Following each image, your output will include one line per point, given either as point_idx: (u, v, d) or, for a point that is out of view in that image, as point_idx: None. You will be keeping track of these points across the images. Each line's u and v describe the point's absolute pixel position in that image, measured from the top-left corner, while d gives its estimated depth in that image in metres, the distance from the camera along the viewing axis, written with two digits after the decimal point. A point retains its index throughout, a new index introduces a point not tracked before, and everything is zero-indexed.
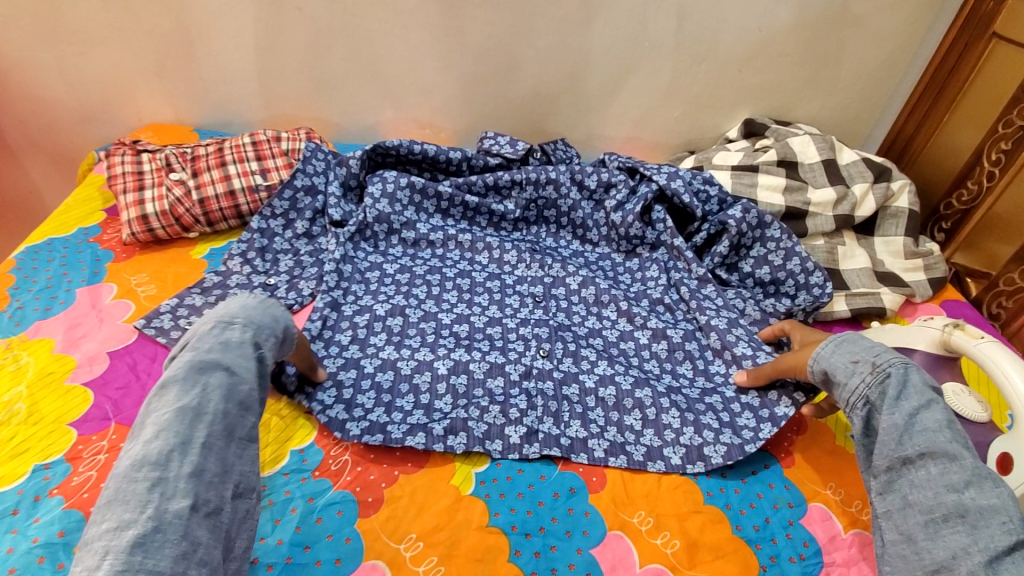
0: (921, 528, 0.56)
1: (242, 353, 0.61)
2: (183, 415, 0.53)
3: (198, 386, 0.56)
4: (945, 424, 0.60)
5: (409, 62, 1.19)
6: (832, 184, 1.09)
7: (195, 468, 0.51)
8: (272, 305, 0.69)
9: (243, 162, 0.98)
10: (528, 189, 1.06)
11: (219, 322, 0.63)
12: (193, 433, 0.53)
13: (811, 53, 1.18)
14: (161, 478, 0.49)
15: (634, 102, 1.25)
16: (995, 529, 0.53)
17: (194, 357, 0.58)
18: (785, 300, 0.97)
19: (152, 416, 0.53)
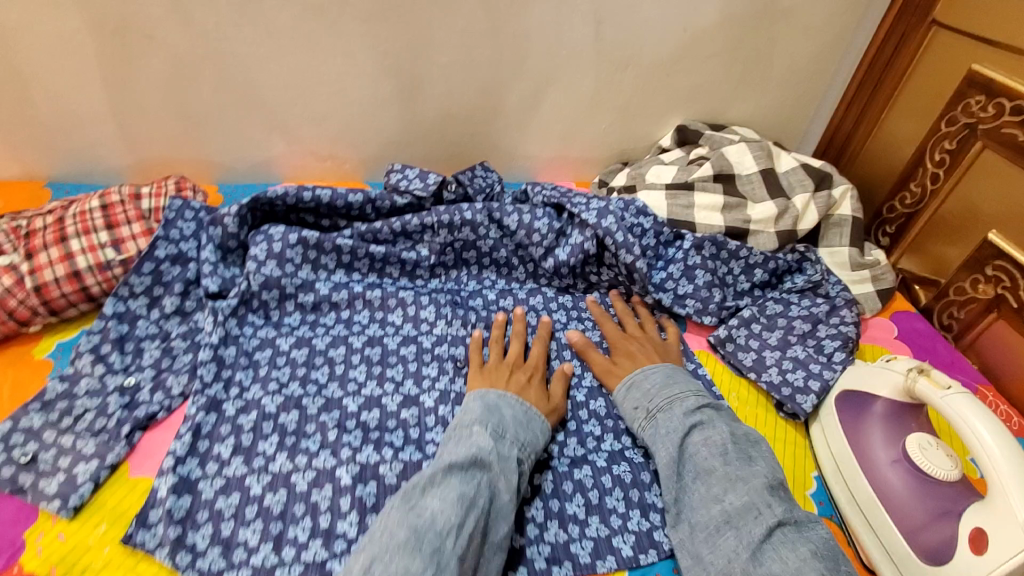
0: None
1: (512, 454, 0.66)
2: (461, 501, 0.58)
3: (473, 481, 0.61)
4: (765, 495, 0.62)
5: (295, 89, 1.03)
6: (772, 197, 1.01)
7: (463, 551, 0.55)
8: (534, 418, 0.72)
9: (90, 233, 0.82)
10: (442, 233, 0.94)
11: (493, 429, 0.67)
12: (466, 518, 0.57)
13: (741, 51, 1.09)
14: (438, 558, 0.54)
15: (557, 116, 1.14)
16: None
17: (479, 452, 0.63)
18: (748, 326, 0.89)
19: (445, 501, 0.58)
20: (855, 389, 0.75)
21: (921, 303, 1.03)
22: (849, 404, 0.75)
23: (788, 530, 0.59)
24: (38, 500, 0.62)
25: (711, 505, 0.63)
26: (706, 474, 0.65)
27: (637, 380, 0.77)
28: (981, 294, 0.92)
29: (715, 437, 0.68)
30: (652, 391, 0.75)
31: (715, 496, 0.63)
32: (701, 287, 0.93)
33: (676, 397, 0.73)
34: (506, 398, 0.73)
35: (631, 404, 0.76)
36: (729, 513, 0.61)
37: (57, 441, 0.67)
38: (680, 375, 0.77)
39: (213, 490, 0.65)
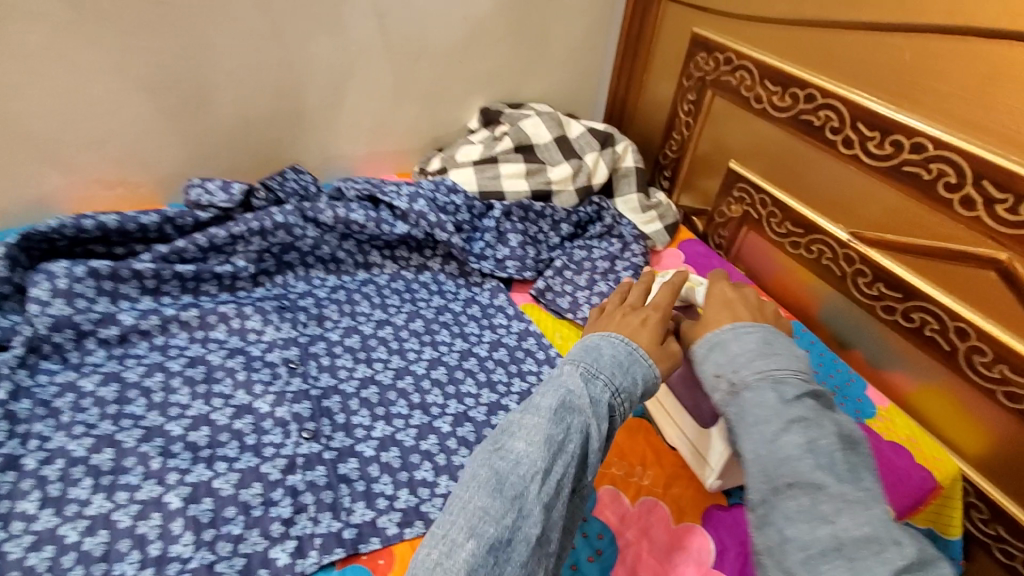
0: (802, 567, 0.47)
1: (607, 396, 0.58)
2: (549, 444, 0.53)
3: (562, 420, 0.55)
4: (808, 447, 0.51)
5: (56, 111, 0.93)
6: (566, 159, 1.13)
7: (548, 499, 0.52)
8: (639, 359, 0.62)
9: None
10: (255, 240, 0.92)
11: (587, 366, 0.60)
12: (553, 464, 0.53)
13: (518, 35, 1.21)
14: (518, 500, 0.51)
15: (362, 111, 1.16)
16: (875, 564, 0.45)
17: (568, 395, 0.57)
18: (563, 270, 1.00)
19: (539, 438, 0.54)
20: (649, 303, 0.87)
21: (699, 231, 1.22)
22: None
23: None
24: None
25: (816, 526, 0.47)
26: (811, 489, 0.49)
27: (728, 341, 0.61)
28: (734, 213, 1.12)
29: (822, 441, 0.51)
30: (742, 360, 0.59)
31: (823, 515, 0.48)
32: (516, 249, 1.02)
33: (776, 374, 0.56)
34: (610, 338, 0.64)
35: (712, 368, 0.61)
36: (842, 539, 0.46)
37: None
38: (780, 341, 0.60)
39: (18, 551, 0.59)
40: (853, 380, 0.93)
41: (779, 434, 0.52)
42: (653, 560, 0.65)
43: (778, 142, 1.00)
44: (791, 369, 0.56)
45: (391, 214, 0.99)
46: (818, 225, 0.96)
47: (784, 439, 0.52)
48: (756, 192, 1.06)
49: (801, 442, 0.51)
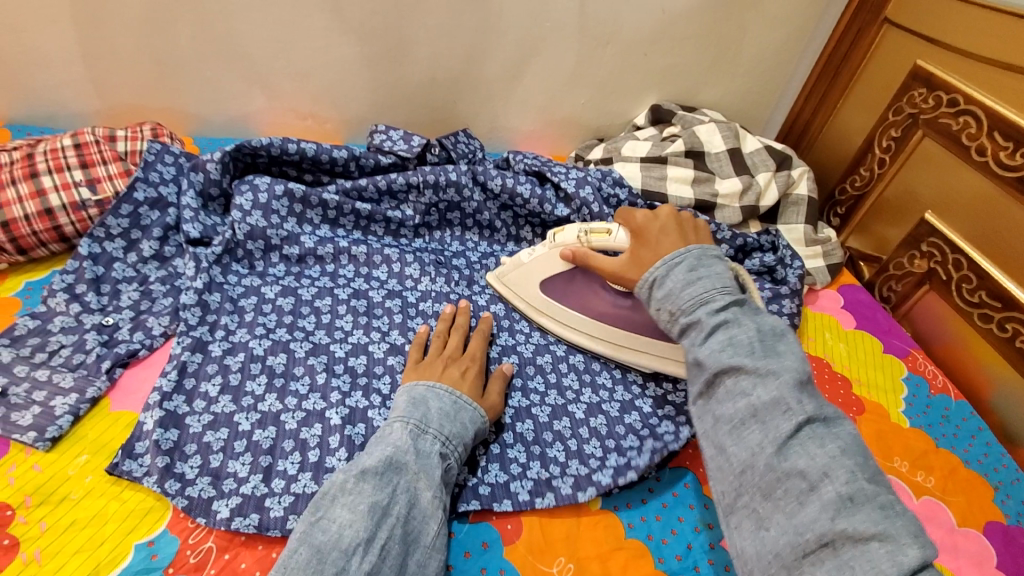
0: (728, 437, 0.52)
1: (433, 453, 0.60)
2: (372, 512, 0.53)
3: (387, 485, 0.56)
4: (728, 341, 0.55)
5: (277, 42, 1.01)
6: (737, 174, 1.08)
7: (374, 567, 0.51)
8: (465, 407, 0.67)
9: (63, 171, 0.79)
10: (427, 193, 0.95)
11: (415, 424, 0.62)
12: (377, 532, 0.53)
13: (712, 38, 1.16)
14: (343, 571, 0.49)
15: (538, 87, 1.16)
16: (781, 419, 0.49)
17: (395, 452, 0.58)
18: None
19: (358, 510, 0.53)
20: (548, 277, 0.84)
21: (864, 278, 1.12)
22: (554, 288, 0.85)
23: (819, 426, 0.49)
24: (10, 432, 0.60)
25: (737, 400, 0.52)
26: (733, 372, 0.53)
27: (660, 278, 0.64)
28: (916, 268, 1.02)
29: (740, 335, 0.55)
30: (676, 290, 0.61)
31: (741, 390, 0.52)
32: None
33: (704, 297, 0.59)
34: (436, 389, 0.67)
35: (654, 305, 0.64)
36: (756, 407, 0.51)
37: (31, 375, 0.66)
38: (708, 264, 0.63)
39: (200, 425, 0.66)
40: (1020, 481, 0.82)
41: (705, 342, 0.57)
42: None
43: (992, 200, 0.89)
44: (715, 289, 0.60)
45: (554, 194, 0.99)
46: (1020, 301, 0.84)
47: (709, 343, 0.56)
48: (950, 251, 0.95)
49: (724, 342, 0.55)
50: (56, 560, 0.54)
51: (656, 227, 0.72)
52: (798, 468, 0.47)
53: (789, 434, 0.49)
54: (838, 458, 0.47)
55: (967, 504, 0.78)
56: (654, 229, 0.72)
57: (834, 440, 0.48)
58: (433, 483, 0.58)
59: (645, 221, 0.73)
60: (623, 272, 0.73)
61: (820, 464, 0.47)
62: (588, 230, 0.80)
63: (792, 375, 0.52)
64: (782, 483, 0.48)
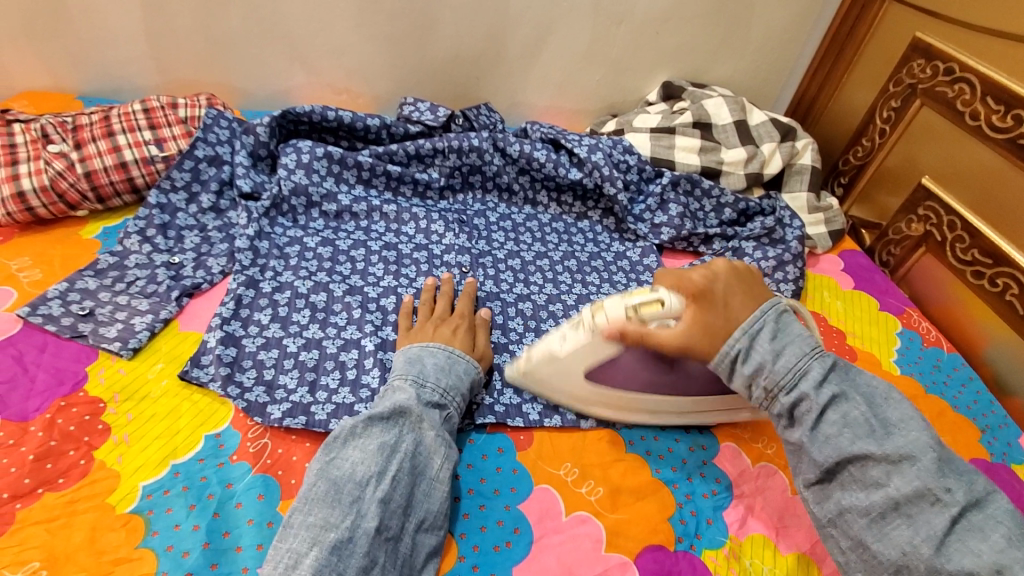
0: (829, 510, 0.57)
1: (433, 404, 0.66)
2: (381, 449, 0.60)
3: (393, 429, 0.62)
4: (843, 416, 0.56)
5: (317, 21, 1.11)
6: (743, 144, 1.14)
7: (386, 495, 0.57)
8: (460, 362, 0.72)
9: (135, 131, 0.90)
10: (451, 157, 1.04)
11: (413, 379, 0.68)
12: (387, 465, 0.59)
13: (721, 16, 1.22)
14: (359, 498, 0.56)
15: (556, 65, 1.24)
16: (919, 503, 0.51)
17: (398, 400, 0.64)
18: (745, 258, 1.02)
19: (368, 450, 0.60)
20: (589, 364, 0.69)
21: (866, 244, 1.18)
22: (599, 374, 0.70)
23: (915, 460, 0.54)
24: (99, 342, 0.71)
25: (871, 492, 0.53)
26: (860, 459, 0.54)
27: (745, 350, 0.60)
28: (913, 232, 1.07)
29: (855, 412, 0.56)
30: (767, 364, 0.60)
31: (875, 481, 0.53)
32: (674, 217, 1.05)
33: (800, 369, 0.58)
34: (430, 347, 0.73)
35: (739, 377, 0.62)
36: (891, 494, 0.52)
37: (113, 300, 0.76)
38: (789, 325, 0.61)
39: (255, 345, 0.76)
40: (1007, 424, 0.87)
41: (818, 422, 0.56)
42: (766, 517, 0.68)
43: (986, 164, 0.94)
44: (810, 356, 0.58)
45: (568, 159, 1.08)
46: (1011, 258, 0.90)
47: (821, 424, 0.56)
48: (945, 213, 1.00)
49: (838, 419, 0.56)
50: (142, 442, 0.64)
51: (720, 286, 0.64)
52: (967, 571, 0.48)
53: (944, 530, 0.50)
54: (1005, 551, 0.48)
55: (952, 441, 0.84)
56: (716, 292, 0.64)
57: (994, 529, 0.49)
58: (436, 425, 0.64)
59: (707, 283, 0.64)
60: (691, 344, 0.63)
61: (988, 561, 0.48)
62: (637, 303, 0.65)
63: (930, 459, 0.52)
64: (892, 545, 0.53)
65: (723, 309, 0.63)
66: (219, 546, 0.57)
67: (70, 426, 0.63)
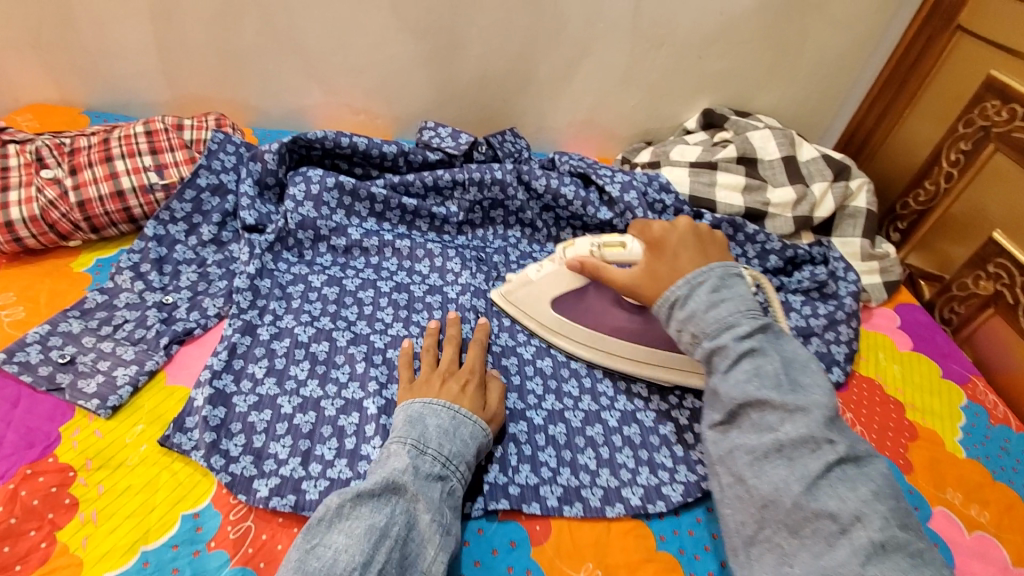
0: (748, 469, 0.56)
1: (432, 477, 0.58)
2: (369, 534, 0.52)
3: (384, 509, 0.54)
4: (754, 370, 0.59)
5: (335, 38, 1.04)
6: (791, 183, 1.04)
7: None
8: (465, 424, 0.64)
9: (135, 156, 0.84)
10: (472, 190, 0.96)
11: (413, 444, 0.60)
12: (375, 555, 0.51)
13: (770, 41, 1.12)
14: None
15: (588, 88, 1.15)
16: (808, 458, 0.53)
17: (393, 473, 0.57)
18: (794, 313, 0.92)
19: (354, 534, 0.52)
20: (559, 295, 0.81)
21: (924, 298, 1.07)
22: (568, 306, 0.82)
23: (851, 467, 0.53)
24: (76, 398, 0.65)
25: (763, 434, 0.56)
26: (760, 405, 0.57)
27: (682, 297, 0.66)
28: (981, 290, 0.96)
29: (767, 365, 0.59)
30: (700, 311, 0.64)
31: (769, 426, 0.56)
32: None
33: (727, 320, 0.62)
34: (433, 405, 0.65)
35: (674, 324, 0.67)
36: (783, 442, 0.54)
37: (97, 346, 0.70)
38: (731, 284, 0.66)
39: (246, 405, 0.68)
40: None
41: (731, 366, 0.60)
42: None
43: None
44: (740, 311, 0.62)
45: (599, 198, 0.99)
46: None
47: (734, 369, 0.60)
48: (1019, 272, 0.89)
49: (750, 369, 0.59)
50: (112, 522, 0.57)
51: (675, 238, 0.72)
52: (829, 510, 0.50)
53: (819, 475, 0.52)
54: (868, 502, 0.50)
55: None
56: (670, 241, 0.72)
57: (864, 482, 0.52)
58: (433, 505, 0.56)
59: (662, 232, 0.73)
60: (635, 285, 0.72)
61: (851, 507, 0.50)
62: (600, 243, 0.76)
63: (821, 412, 0.55)
64: (812, 523, 0.51)
65: (672, 259, 0.70)
66: None
67: (33, 500, 0.57)
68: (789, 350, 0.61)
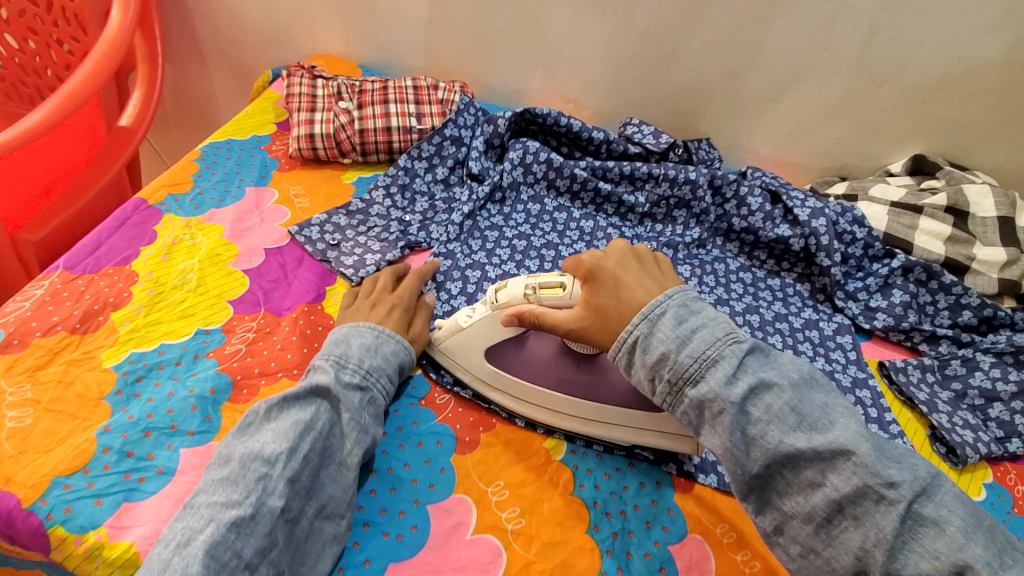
0: (819, 539, 0.54)
1: (352, 387, 0.66)
2: (295, 427, 0.59)
3: (308, 410, 0.61)
4: (770, 414, 0.55)
5: (570, 33, 1.19)
6: (1004, 244, 0.98)
7: (294, 474, 0.56)
8: (388, 343, 0.72)
9: (404, 103, 1.05)
10: (663, 185, 1.04)
11: (336, 358, 0.67)
12: (300, 444, 0.58)
13: (1011, 96, 1.05)
14: (266, 473, 0.55)
15: (794, 113, 1.17)
16: (875, 514, 0.51)
17: (318, 380, 0.63)
18: (977, 373, 0.88)
19: (276, 428, 0.59)
20: (489, 340, 0.71)
21: None
22: (500, 355, 0.73)
23: (922, 507, 0.51)
24: (338, 267, 0.84)
25: (809, 496, 0.54)
26: (792, 460, 0.54)
27: (644, 338, 0.60)
28: None
29: (776, 405, 0.55)
30: (674, 351, 0.58)
31: (812, 482, 0.54)
32: (896, 305, 0.94)
33: (708, 357, 0.57)
34: (359, 328, 0.72)
35: (644, 371, 0.60)
36: (837, 501, 0.52)
37: (354, 238, 0.90)
38: (694, 308, 0.61)
39: (444, 309, 0.84)
40: None
41: (738, 421, 0.55)
42: None
43: None
44: (717, 341, 0.57)
45: (783, 215, 1.01)
46: None
47: (749, 425, 0.55)
48: None
49: (762, 416, 0.55)
50: None
51: (611, 262, 0.68)
52: (924, 573, 0.49)
53: (894, 532, 0.50)
54: (969, 537, 0.49)
55: None
56: (607, 268, 0.67)
57: (949, 522, 0.50)
58: (354, 407, 0.64)
59: (596, 262, 0.67)
60: (584, 328, 0.65)
61: (948, 561, 0.49)
62: (537, 283, 0.68)
63: (856, 451, 0.52)
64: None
65: (613, 286, 0.65)
66: (386, 476, 0.66)
67: (308, 330, 0.76)
68: (780, 366, 0.58)
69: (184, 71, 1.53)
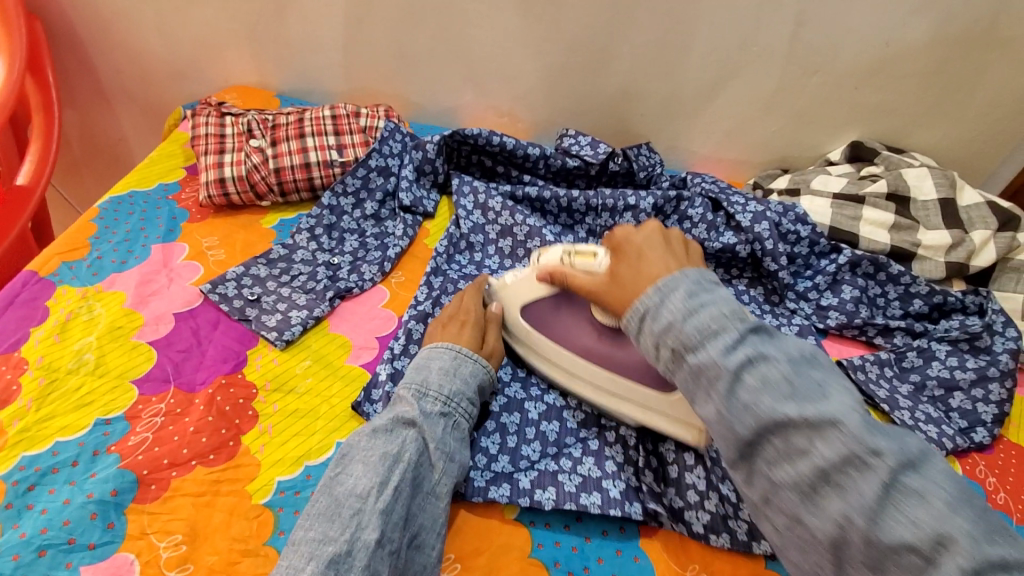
0: (802, 505, 0.43)
1: (435, 416, 0.64)
2: (383, 460, 0.59)
3: (395, 440, 0.61)
4: (763, 381, 0.45)
5: (495, 46, 1.13)
6: (947, 226, 0.97)
7: (387, 506, 0.56)
8: (467, 361, 0.70)
9: (322, 135, 0.98)
10: (604, 216, 0.99)
11: (417, 386, 0.66)
12: (390, 476, 0.58)
13: (941, 76, 1.05)
14: (360, 508, 0.56)
15: (730, 109, 1.15)
16: (860, 480, 0.41)
17: (402, 412, 0.63)
18: (935, 363, 0.87)
19: (365, 459, 0.59)
20: (533, 300, 0.77)
21: None
22: (535, 312, 0.77)
23: (909, 474, 0.41)
24: (260, 329, 0.76)
25: (794, 462, 0.44)
26: (779, 425, 0.44)
27: (654, 308, 0.52)
28: None
29: (774, 373, 0.45)
30: (675, 322, 0.50)
31: (799, 449, 0.43)
32: (846, 301, 0.93)
33: (710, 328, 0.48)
34: (437, 351, 0.71)
35: (650, 340, 0.52)
36: (824, 468, 0.42)
37: (277, 291, 0.82)
38: (706, 289, 0.52)
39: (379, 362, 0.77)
40: None
41: (733, 387, 0.46)
42: None
43: None
44: (724, 316, 0.49)
45: (726, 222, 0.98)
46: None
47: (738, 390, 0.46)
48: None
49: (754, 384, 0.45)
50: (283, 436, 0.67)
51: (639, 238, 0.63)
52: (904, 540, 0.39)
53: (878, 499, 0.40)
54: (945, 516, 0.38)
55: None
56: (635, 242, 0.63)
57: (934, 493, 0.40)
58: (440, 434, 0.63)
59: (626, 233, 0.64)
60: (601, 293, 0.64)
61: (927, 530, 0.38)
62: (573, 250, 0.72)
63: (855, 417, 0.43)
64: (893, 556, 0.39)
65: (635, 258, 0.61)
66: None
67: (226, 406, 0.68)
68: (790, 343, 0.48)
69: (89, 115, 1.41)
